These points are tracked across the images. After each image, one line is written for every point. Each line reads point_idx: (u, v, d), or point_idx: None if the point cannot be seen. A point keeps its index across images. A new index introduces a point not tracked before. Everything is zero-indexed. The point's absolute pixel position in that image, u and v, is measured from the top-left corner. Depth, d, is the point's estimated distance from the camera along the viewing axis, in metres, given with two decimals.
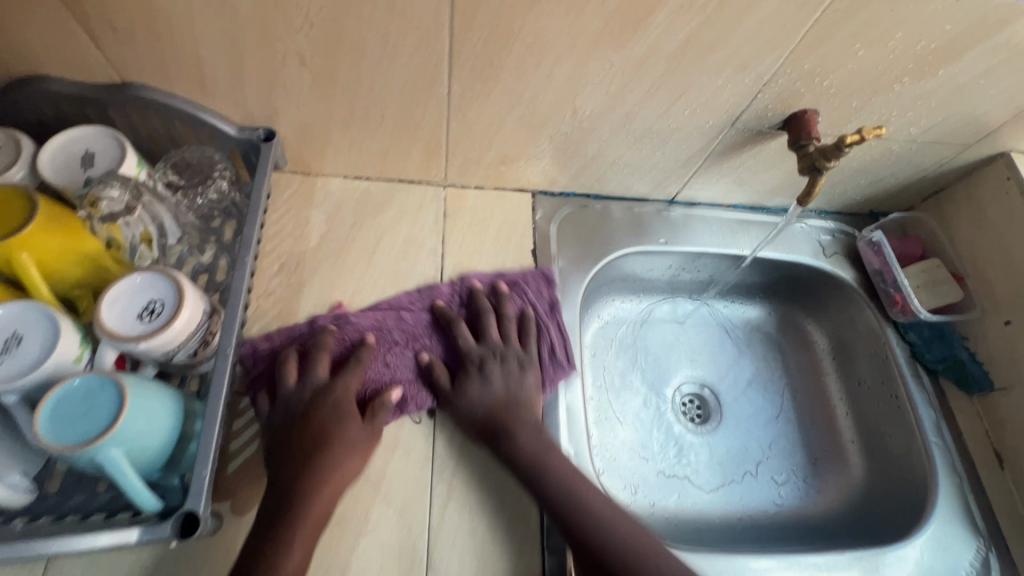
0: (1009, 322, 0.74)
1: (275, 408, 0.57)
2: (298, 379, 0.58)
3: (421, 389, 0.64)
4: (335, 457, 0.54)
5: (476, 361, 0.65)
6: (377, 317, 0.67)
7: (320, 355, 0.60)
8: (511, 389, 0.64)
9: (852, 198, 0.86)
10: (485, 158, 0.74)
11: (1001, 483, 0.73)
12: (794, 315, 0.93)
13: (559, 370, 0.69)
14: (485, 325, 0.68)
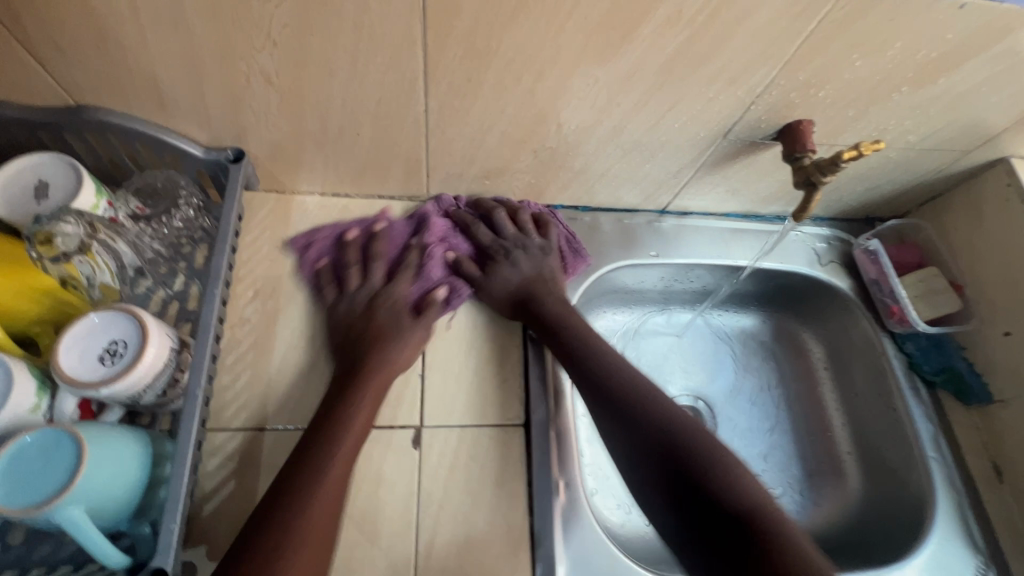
0: (1007, 333, 0.73)
1: (341, 303, 0.66)
2: (363, 280, 0.67)
3: (457, 281, 0.71)
4: (397, 347, 0.63)
5: (501, 253, 0.71)
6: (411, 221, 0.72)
7: (375, 262, 0.68)
8: (537, 271, 0.71)
9: (847, 204, 0.84)
10: (468, 173, 0.71)
11: (999, 496, 0.71)
12: (789, 324, 0.90)
13: (576, 255, 0.76)
14: (498, 222, 0.73)
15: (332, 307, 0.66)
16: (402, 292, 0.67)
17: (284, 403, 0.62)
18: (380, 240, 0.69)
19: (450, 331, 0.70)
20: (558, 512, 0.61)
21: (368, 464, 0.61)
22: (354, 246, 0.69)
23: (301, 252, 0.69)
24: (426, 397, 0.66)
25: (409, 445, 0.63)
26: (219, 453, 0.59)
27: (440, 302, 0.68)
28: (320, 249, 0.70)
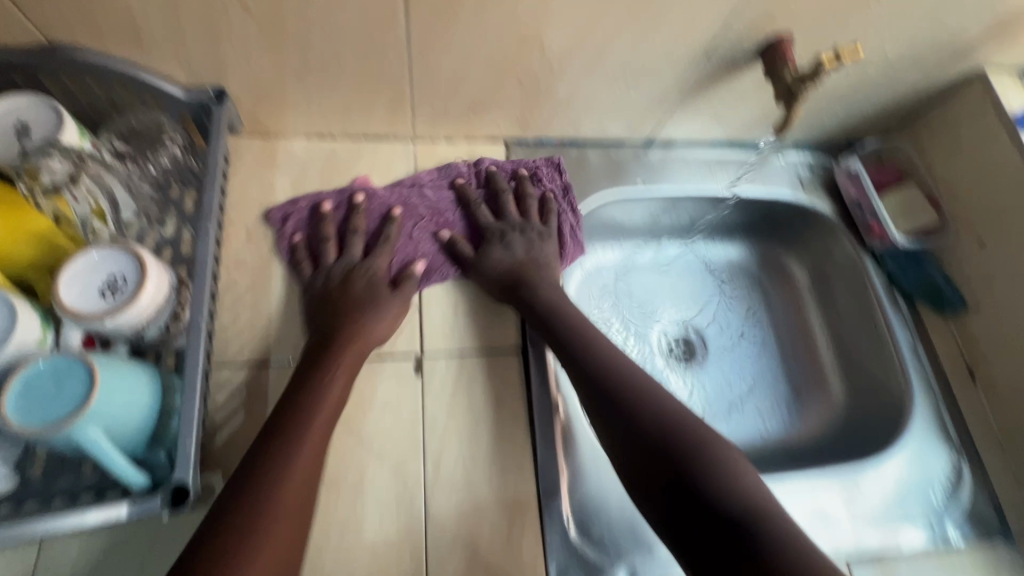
0: (982, 242, 0.75)
1: (317, 275, 0.65)
2: (342, 252, 0.66)
3: (444, 261, 0.70)
4: (368, 314, 0.61)
5: (497, 234, 0.70)
6: (401, 194, 0.72)
7: (355, 236, 0.67)
8: (531, 254, 0.69)
9: (829, 129, 0.84)
10: (453, 107, 0.71)
11: (973, 396, 0.76)
12: (774, 251, 0.93)
13: (576, 245, 0.75)
14: (503, 203, 0.73)
15: (307, 279, 0.65)
16: (380, 266, 0.66)
17: (286, 338, 0.63)
18: (359, 215, 0.68)
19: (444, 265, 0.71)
20: (559, 427, 0.64)
21: (372, 391, 0.63)
22: (331, 219, 0.68)
23: (279, 226, 0.68)
24: (425, 328, 0.67)
25: (412, 373, 0.65)
26: (227, 386, 0.60)
27: (417, 276, 0.67)
28: (299, 221, 0.69)
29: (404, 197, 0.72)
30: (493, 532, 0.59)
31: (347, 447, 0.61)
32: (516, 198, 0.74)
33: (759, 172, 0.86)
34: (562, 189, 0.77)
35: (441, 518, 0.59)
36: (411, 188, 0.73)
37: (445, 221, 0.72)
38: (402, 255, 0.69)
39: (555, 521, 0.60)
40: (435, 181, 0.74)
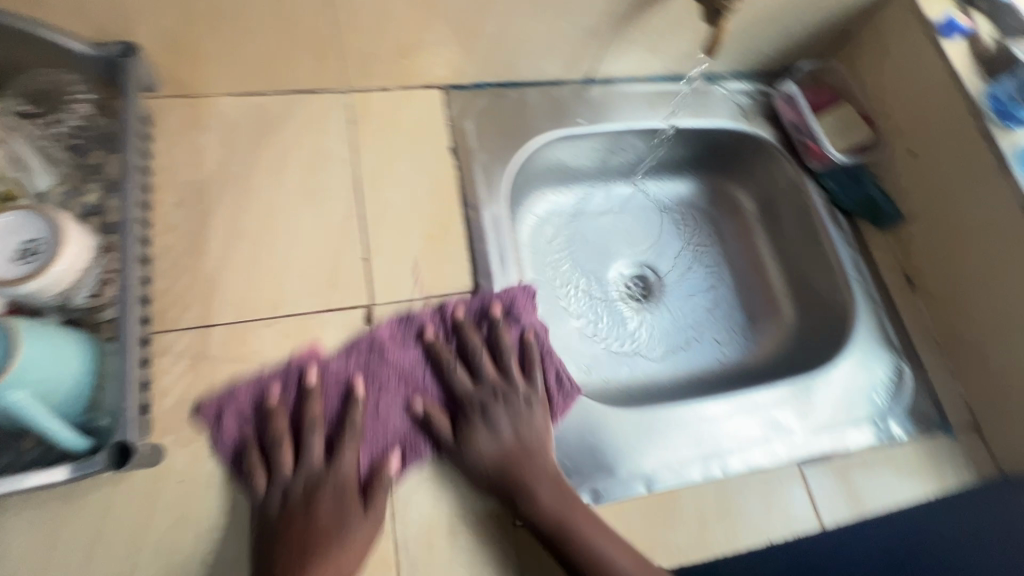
0: (912, 150, 0.77)
1: (270, 491, 0.54)
2: (296, 461, 0.55)
3: (420, 438, 0.59)
4: (336, 533, 0.52)
5: (478, 408, 0.61)
6: (354, 362, 0.61)
7: (312, 436, 0.56)
8: (523, 434, 0.60)
9: (765, 55, 0.85)
10: (383, 51, 0.69)
11: (912, 302, 0.79)
12: (722, 184, 0.95)
13: (566, 397, 0.66)
14: (480, 363, 0.63)
15: (259, 498, 0.54)
16: (348, 472, 0.55)
17: (228, 298, 0.61)
18: (312, 402, 0.57)
19: (387, 214, 0.69)
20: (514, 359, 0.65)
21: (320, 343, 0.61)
22: (281, 414, 0.56)
23: (213, 425, 0.56)
24: (373, 278, 0.66)
25: (362, 323, 0.63)
26: (171, 351, 0.58)
27: (390, 473, 0.57)
28: (236, 419, 0.56)
29: (360, 366, 0.60)
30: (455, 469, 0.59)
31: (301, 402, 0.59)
32: (490, 353, 0.64)
33: (701, 103, 0.86)
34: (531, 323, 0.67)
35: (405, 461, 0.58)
36: (363, 352, 0.61)
37: (415, 387, 0.62)
38: (370, 452, 0.58)
39: None
40: (392, 336, 0.63)
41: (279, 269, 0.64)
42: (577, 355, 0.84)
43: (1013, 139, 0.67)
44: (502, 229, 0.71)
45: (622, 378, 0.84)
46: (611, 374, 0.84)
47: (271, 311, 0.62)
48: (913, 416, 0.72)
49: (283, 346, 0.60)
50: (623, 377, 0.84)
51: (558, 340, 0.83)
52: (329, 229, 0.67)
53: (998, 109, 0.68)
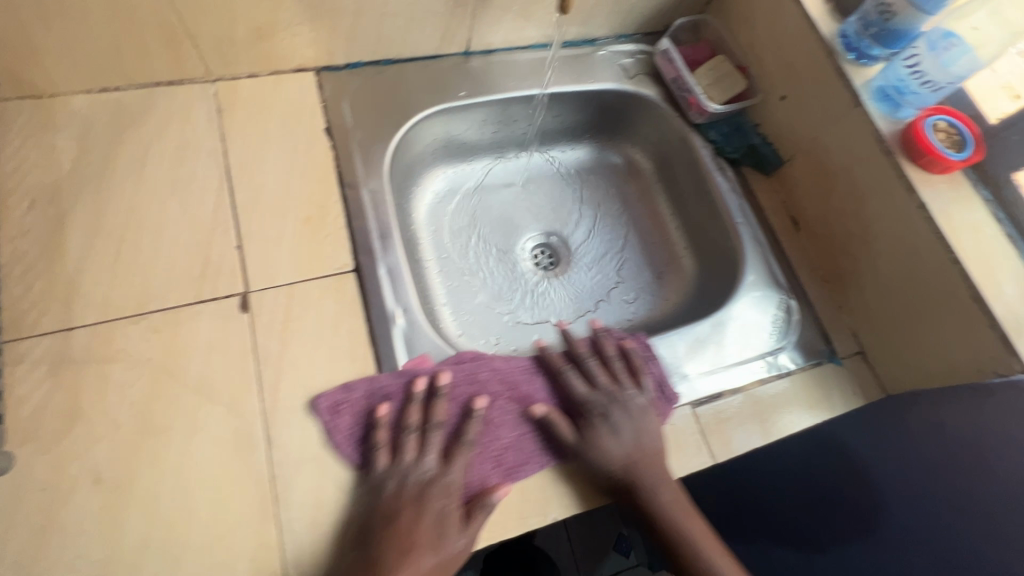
0: (783, 97, 0.80)
1: (390, 476, 0.56)
2: (417, 456, 0.57)
3: (535, 447, 0.62)
4: (451, 535, 0.54)
5: (595, 412, 0.64)
6: (468, 371, 0.65)
7: (435, 435, 0.58)
8: (641, 440, 0.63)
9: (642, 15, 0.86)
10: (238, 35, 0.67)
11: (797, 242, 0.81)
12: (620, 146, 0.96)
13: (664, 404, 0.68)
14: (592, 369, 0.69)
15: (376, 483, 0.56)
16: (460, 476, 0.58)
17: (88, 300, 0.59)
18: (439, 402, 0.60)
19: (261, 200, 0.68)
20: (397, 334, 0.65)
21: (190, 334, 0.60)
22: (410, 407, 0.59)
23: (327, 416, 0.58)
24: (247, 267, 0.64)
25: (238, 311, 0.62)
26: (27, 358, 0.56)
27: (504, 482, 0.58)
28: (355, 412, 0.59)
29: (475, 374, 0.65)
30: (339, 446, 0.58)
31: (172, 395, 0.57)
32: (597, 362, 0.70)
33: (585, 67, 0.87)
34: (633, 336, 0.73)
35: (285, 444, 0.57)
36: (476, 362, 0.66)
37: (525, 396, 0.66)
38: (484, 458, 0.60)
39: None
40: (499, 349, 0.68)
41: (144, 265, 0.62)
42: (485, 327, 0.84)
43: (864, 73, 0.70)
44: (381, 206, 0.71)
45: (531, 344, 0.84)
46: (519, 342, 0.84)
47: (140, 307, 0.60)
48: (802, 350, 0.75)
49: (150, 341, 0.59)
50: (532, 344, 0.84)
51: (463, 314, 0.83)
52: (198, 220, 0.65)
53: (848, 47, 0.70)
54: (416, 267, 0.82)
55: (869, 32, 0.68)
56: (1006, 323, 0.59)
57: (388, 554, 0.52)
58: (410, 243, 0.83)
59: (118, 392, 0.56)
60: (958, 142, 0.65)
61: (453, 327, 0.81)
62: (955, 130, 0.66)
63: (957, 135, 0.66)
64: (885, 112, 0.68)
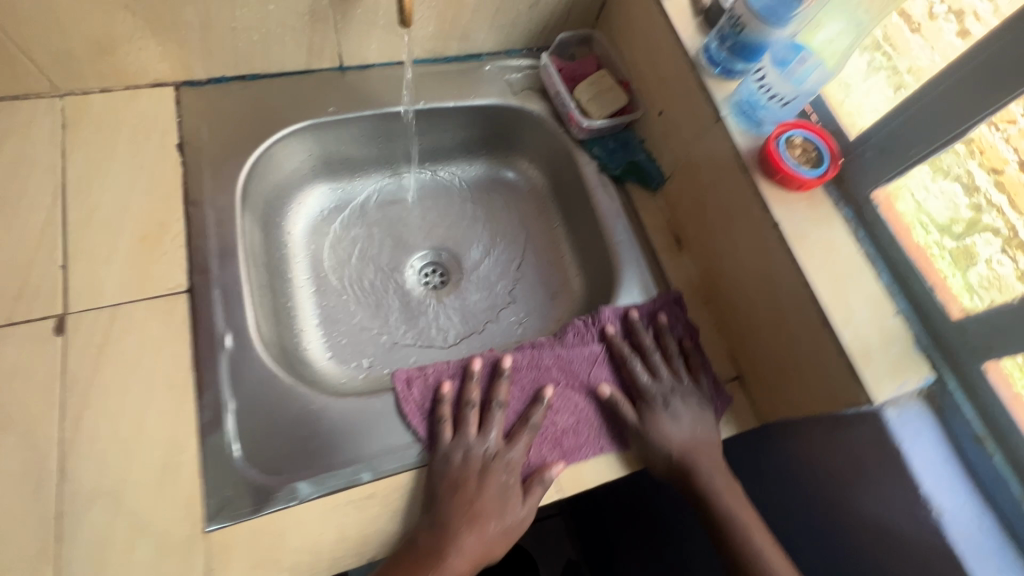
0: (661, 111, 0.77)
1: (454, 449, 0.60)
2: (480, 432, 0.61)
3: (600, 432, 0.64)
4: (511, 505, 0.58)
5: (656, 401, 0.64)
6: (530, 355, 0.67)
7: (496, 413, 0.63)
8: (700, 432, 0.63)
9: (526, 30, 0.85)
10: (76, 49, 0.65)
11: (679, 262, 0.78)
12: (517, 162, 0.93)
13: (723, 402, 0.68)
14: (656, 363, 0.67)
15: (443, 454, 0.59)
16: (520, 455, 0.61)
17: None
18: (499, 382, 0.64)
19: (97, 218, 0.66)
20: (224, 360, 0.62)
21: None
22: (472, 386, 0.64)
23: (402, 387, 0.64)
24: (69, 288, 0.61)
25: (51, 334, 0.59)
26: None
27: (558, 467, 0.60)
28: (425, 387, 0.64)
29: (538, 358, 0.67)
30: (142, 478, 0.55)
31: None
32: (662, 352, 0.69)
33: (470, 82, 0.85)
34: (692, 334, 0.71)
35: (80, 475, 0.54)
36: (539, 347, 0.68)
37: (585, 382, 0.67)
38: (546, 439, 0.63)
39: (219, 457, 0.57)
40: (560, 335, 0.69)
41: None
42: (357, 349, 0.79)
43: (726, 88, 0.67)
44: (227, 224, 0.68)
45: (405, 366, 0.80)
46: (393, 365, 0.80)
47: None
48: None
49: None
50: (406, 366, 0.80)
51: (334, 335, 0.79)
52: (24, 238, 0.63)
53: (710, 61, 0.68)
54: (283, 287, 0.79)
55: (725, 47, 0.65)
56: (853, 349, 0.56)
57: (451, 519, 0.56)
58: (276, 261, 0.79)
59: None
60: (814, 158, 0.63)
61: (318, 348, 0.77)
62: (812, 145, 0.64)
63: (814, 150, 0.64)
64: (745, 127, 0.65)
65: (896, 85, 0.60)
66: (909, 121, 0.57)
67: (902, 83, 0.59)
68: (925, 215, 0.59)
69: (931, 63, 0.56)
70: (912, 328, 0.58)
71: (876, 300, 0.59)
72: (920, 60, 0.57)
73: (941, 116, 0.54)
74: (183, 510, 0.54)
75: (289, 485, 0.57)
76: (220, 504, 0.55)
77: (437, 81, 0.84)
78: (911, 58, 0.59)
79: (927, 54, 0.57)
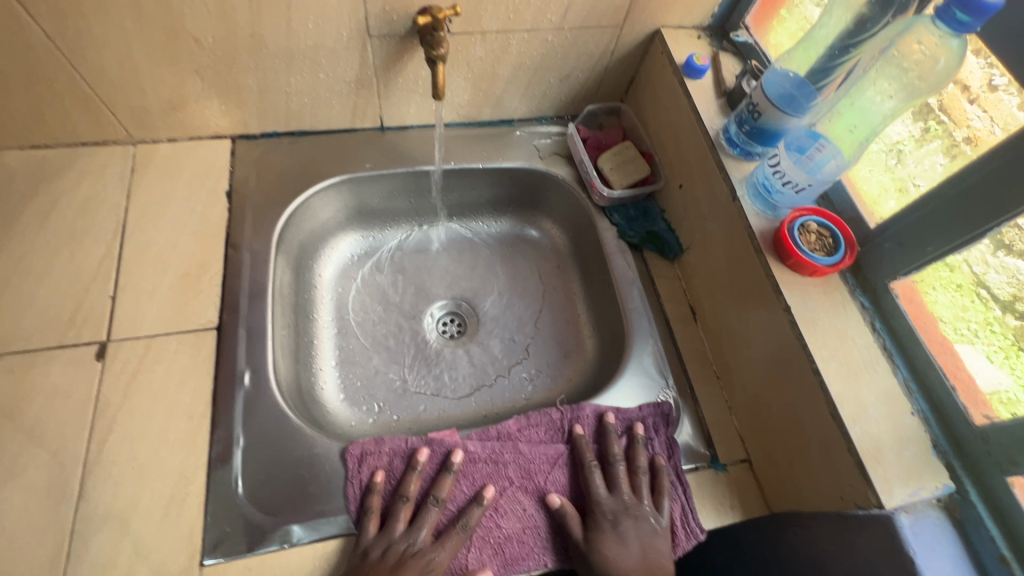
0: (681, 185, 0.79)
1: (377, 543, 0.58)
2: (409, 528, 0.60)
3: (540, 546, 0.63)
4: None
5: (604, 518, 0.62)
6: (491, 449, 0.66)
7: (431, 509, 0.62)
8: (647, 557, 0.61)
9: (557, 99, 0.89)
10: (151, 105, 0.74)
11: (693, 334, 0.77)
12: (540, 221, 0.96)
13: (690, 536, 0.63)
14: (617, 475, 0.65)
15: (363, 547, 0.58)
16: (445, 557, 0.60)
17: None
18: (446, 479, 0.63)
19: (148, 254, 0.72)
20: (241, 397, 0.65)
21: (39, 377, 0.63)
22: (415, 477, 0.63)
23: (354, 464, 0.63)
24: (114, 317, 0.67)
25: (92, 358, 0.65)
26: None
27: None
28: (375, 467, 0.64)
29: (497, 455, 0.66)
30: (150, 504, 0.58)
31: (3, 438, 0.59)
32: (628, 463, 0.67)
33: (501, 145, 0.90)
34: (670, 450, 0.67)
35: (96, 496, 0.58)
36: (502, 442, 0.67)
37: (540, 486, 0.65)
38: (478, 543, 0.61)
39: (221, 492, 0.60)
40: (529, 432, 0.69)
41: (20, 307, 0.66)
42: (368, 394, 0.82)
43: (744, 169, 0.69)
44: (260, 265, 0.74)
45: (413, 415, 0.81)
46: (401, 412, 0.81)
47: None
48: (683, 451, 0.68)
49: (1, 380, 0.62)
50: (414, 414, 0.81)
51: (349, 377, 0.82)
52: (83, 269, 0.70)
53: (730, 141, 0.70)
54: (306, 326, 0.83)
55: (744, 130, 0.68)
56: (864, 448, 0.54)
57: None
58: (303, 302, 0.84)
59: None
60: (830, 246, 0.63)
61: (332, 389, 0.80)
62: (827, 232, 0.64)
63: (830, 237, 0.64)
64: (760, 208, 0.66)
65: (951, 155, 0.55)
66: (949, 201, 0.54)
67: (958, 152, 0.55)
68: (985, 286, 0.54)
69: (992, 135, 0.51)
70: (930, 430, 0.56)
71: (891, 395, 0.57)
72: (979, 128, 0.53)
73: (992, 199, 0.50)
74: (182, 541, 0.57)
75: (284, 527, 0.59)
76: (217, 539, 0.57)
77: (468, 144, 0.89)
78: (969, 127, 0.54)
79: (986, 123, 0.52)
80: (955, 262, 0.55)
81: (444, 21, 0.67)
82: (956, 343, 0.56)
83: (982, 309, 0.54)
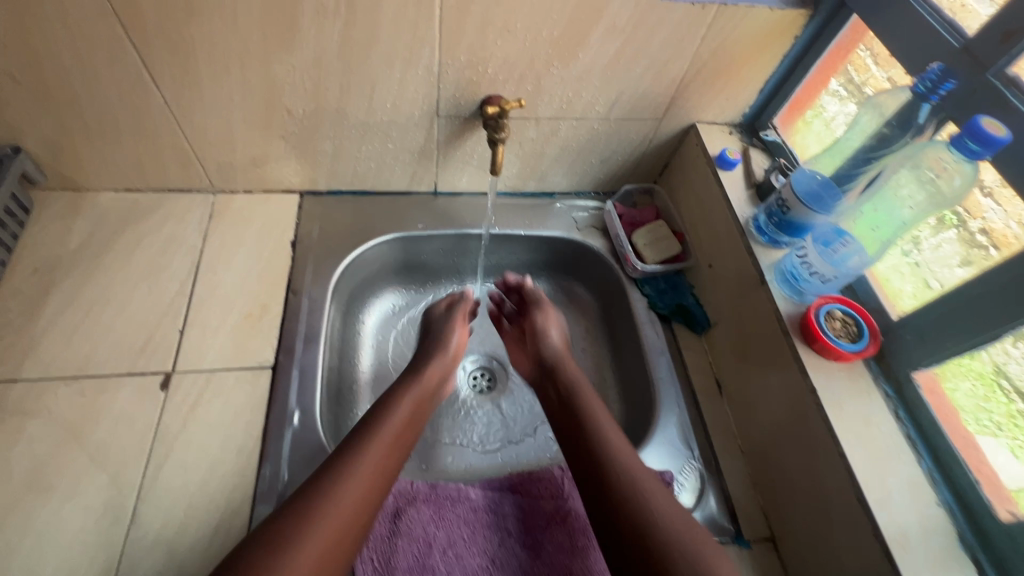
0: (710, 265, 0.84)
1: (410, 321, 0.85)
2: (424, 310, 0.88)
3: None
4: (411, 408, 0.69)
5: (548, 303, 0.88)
6: (490, 498, 0.69)
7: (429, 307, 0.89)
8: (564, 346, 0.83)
9: (596, 177, 0.97)
10: (237, 161, 0.83)
11: (718, 407, 0.80)
12: (572, 285, 1.01)
13: None
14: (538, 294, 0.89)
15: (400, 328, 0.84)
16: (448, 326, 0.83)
17: (40, 355, 0.69)
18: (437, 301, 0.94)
19: (216, 294, 0.78)
20: (289, 435, 0.69)
21: (108, 402, 0.67)
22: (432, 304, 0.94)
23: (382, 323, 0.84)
24: (181, 350, 0.73)
25: (157, 388, 0.69)
26: None
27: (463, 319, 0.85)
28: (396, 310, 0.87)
29: (496, 505, 0.69)
30: (195, 535, 0.61)
31: (67, 458, 0.63)
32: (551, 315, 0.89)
33: (541, 214, 0.97)
34: None
35: (147, 522, 0.61)
36: (503, 493, 0.70)
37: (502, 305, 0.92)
38: None
39: None
40: (530, 485, 0.71)
41: (98, 335, 0.72)
42: None
43: (772, 254, 0.74)
44: (316, 311, 0.79)
45: (441, 465, 0.84)
46: (432, 461, 0.84)
47: (75, 372, 0.69)
48: (707, 523, 0.69)
49: (73, 403, 0.67)
50: (443, 465, 0.84)
51: None
52: (157, 303, 0.76)
53: (760, 230, 0.76)
54: (349, 371, 0.87)
55: (773, 220, 0.74)
56: (890, 534, 0.56)
57: (357, 449, 0.60)
58: (348, 347, 0.88)
59: (25, 445, 0.63)
60: (854, 333, 0.67)
61: None
62: (852, 320, 0.67)
63: (855, 325, 0.67)
64: (788, 293, 0.70)
65: (967, 244, 0.60)
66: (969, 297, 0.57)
67: (976, 243, 0.60)
68: (1006, 377, 0.56)
69: (1007, 230, 0.56)
70: (957, 523, 0.57)
71: (917, 484, 0.59)
72: (994, 222, 0.58)
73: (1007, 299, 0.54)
74: None
75: None
76: None
77: (512, 211, 0.96)
78: (983, 219, 0.59)
79: (1002, 219, 0.57)
80: (976, 352, 0.58)
81: (509, 111, 0.75)
82: (978, 434, 0.59)
83: (1004, 402, 0.57)
